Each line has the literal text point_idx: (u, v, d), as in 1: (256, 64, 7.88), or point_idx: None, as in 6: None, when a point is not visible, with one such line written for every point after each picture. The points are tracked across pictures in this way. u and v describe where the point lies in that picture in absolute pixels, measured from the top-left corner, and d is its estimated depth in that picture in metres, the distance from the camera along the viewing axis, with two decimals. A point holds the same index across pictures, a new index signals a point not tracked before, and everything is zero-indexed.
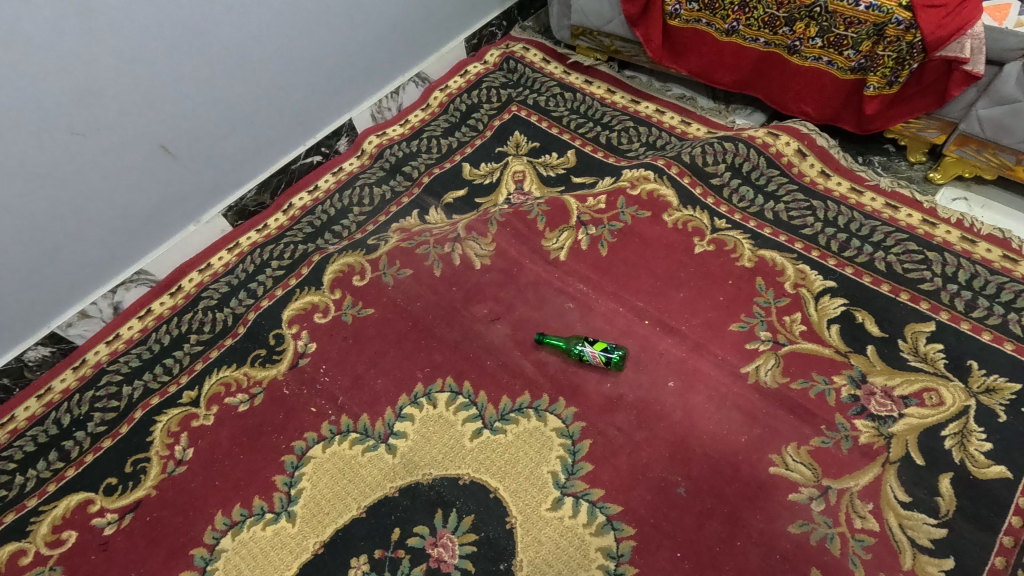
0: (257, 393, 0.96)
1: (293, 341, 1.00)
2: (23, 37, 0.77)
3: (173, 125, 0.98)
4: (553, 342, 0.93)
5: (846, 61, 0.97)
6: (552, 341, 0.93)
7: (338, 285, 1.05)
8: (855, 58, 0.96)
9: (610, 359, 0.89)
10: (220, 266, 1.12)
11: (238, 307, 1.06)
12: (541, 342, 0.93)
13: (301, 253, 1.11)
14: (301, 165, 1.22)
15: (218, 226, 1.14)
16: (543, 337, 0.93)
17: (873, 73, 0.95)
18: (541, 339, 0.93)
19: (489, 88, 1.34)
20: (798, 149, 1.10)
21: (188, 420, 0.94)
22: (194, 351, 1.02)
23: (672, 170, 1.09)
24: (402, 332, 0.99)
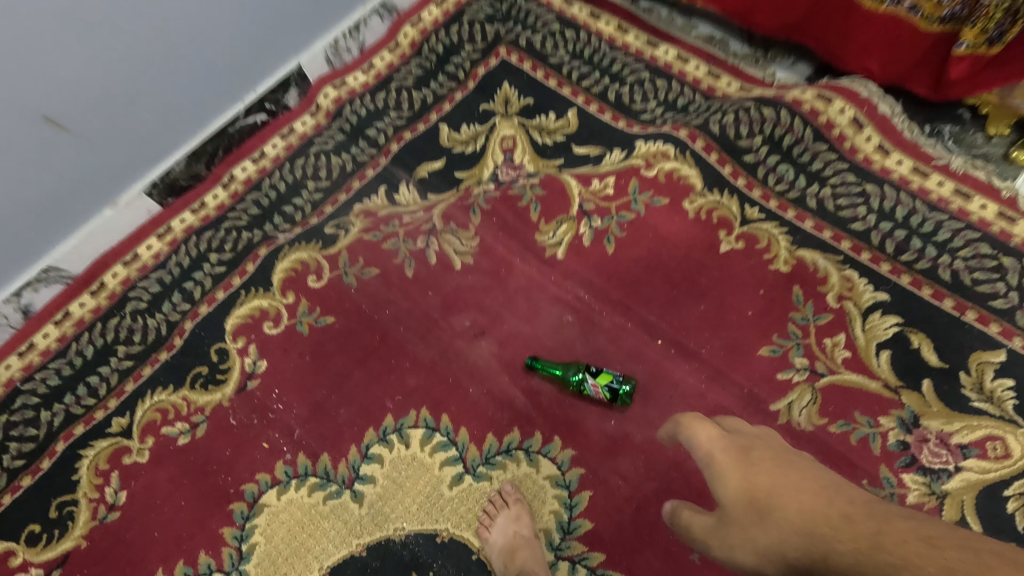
0: (199, 422, 0.81)
1: (239, 357, 0.85)
2: None
3: (59, 93, 0.75)
4: (548, 368, 0.77)
5: (935, 8, 0.74)
6: (547, 368, 0.77)
7: (290, 287, 0.88)
8: (948, 4, 0.73)
9: (617, 394, 0.74)
10: (149, 258, 0.92)
11: (172, 313, 0.88)
12: (534, 367, 0.77)
13: (245, 243, 0.91)
14: (242, 127, 0.99)
15: (143, 207, 0.94)
16: (537, 363, 0.77)
17: (969, 26, 0.73)
18: (534, 365, 0.77)
19: (472, 22, 1.06)
20: (855, 118, 0.86)
21: (119, 456, 0.80)
22: (123, 367, 0.86)
23: (697, 145, 0.89)
24: (369, 349, 0.83)
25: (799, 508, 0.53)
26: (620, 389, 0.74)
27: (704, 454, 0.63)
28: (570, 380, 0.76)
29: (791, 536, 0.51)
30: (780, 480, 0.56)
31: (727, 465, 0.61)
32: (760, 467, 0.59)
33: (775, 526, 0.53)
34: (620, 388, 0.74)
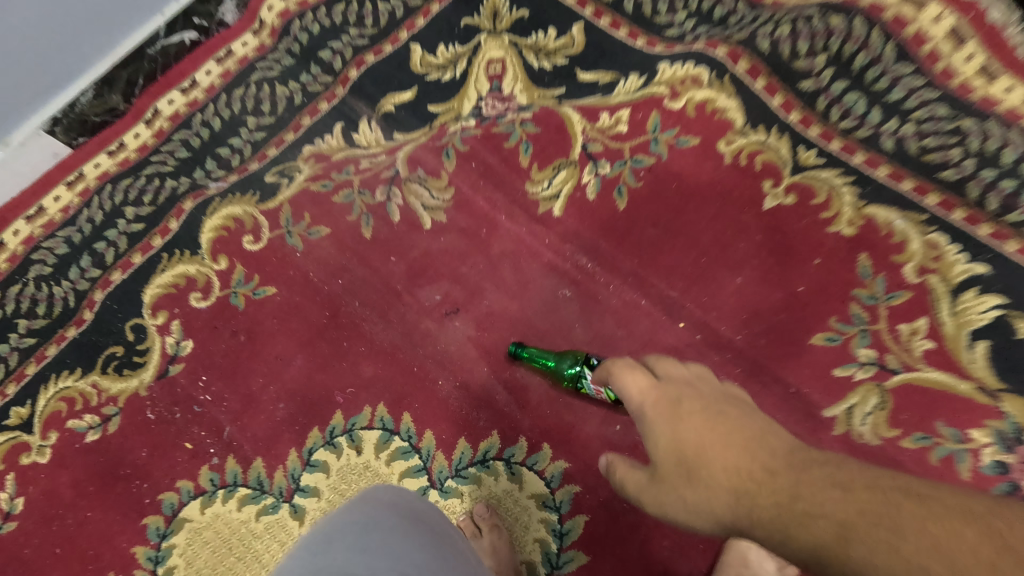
0: (111, 415, 0.67)
1: (160, 336, 0.69)
2: None
3: None
4: (536, 356, 0.62)
5: None
6: (534, 356, 0.62)
7: (222, 250, 0.71)
8: None
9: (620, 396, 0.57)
10: (56, 212, 0.73)
11: (81, 280, 0.72)
12: (517, 355, 0.62)
13: (168, 194, 0.74)
14: (164, 48, 0.81)
15: (47, 149, 0.76)
16: (520, 349, 0.62)
17: None
18: (516, 353, 0.62)
19: None
20: (954, 30, 0.61)
21: (15, 455, 0.66)
22: (25, 345, 0.69)
23: (738, 68, 0.67)
24: (317, 328, 0.67)
25: (732, 470, 0.36)
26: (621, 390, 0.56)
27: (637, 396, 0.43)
28: (565, 373, 0.60)
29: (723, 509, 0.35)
30: (719, 439, 0.37)
31: (657, 420, 0.41)
32: (689, 422, 0.39)
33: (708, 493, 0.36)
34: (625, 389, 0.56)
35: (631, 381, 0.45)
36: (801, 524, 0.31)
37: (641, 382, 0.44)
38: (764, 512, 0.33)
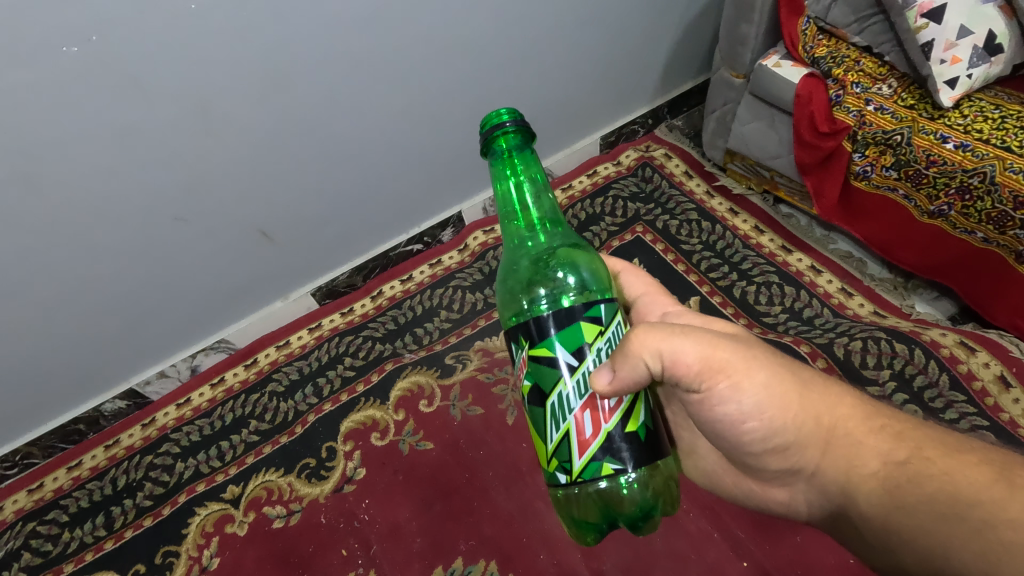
0: (295, 510, 0.89)
1: (344, 460, 0.93)
2: (142, 132, 0.75)
3: (274, 213, 0.95)
4: (495, 150, 0.54)
5: None
6: (509, 152, 0.54)
7: (403, 405, 0.97)
8: None
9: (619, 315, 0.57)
10: (296, 346, 1.08)
11: (302, 403, 1.00)
12: (505, 120, 0.52)
13: (376, 355, 1.04)
14: (400, 252, 1.16)
15: (305, 304, 1.12)
16: (512, 116, 0.52)
17: None
18: (512, 118, 0.52)
19: (616, 197, 1.17)
20: (1001, 376, 0.82)
21: (223, 523, 0.90)
22: (249, 441, 0.98)
23: (817, 364, 0.88)
24: (455, 484, 0.89)
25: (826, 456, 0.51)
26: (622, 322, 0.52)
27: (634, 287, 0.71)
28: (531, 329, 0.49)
29: (791, 428, 0.51)
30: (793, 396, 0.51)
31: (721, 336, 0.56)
32: (761, 355, 0.52)
33: (807, 447, 0.51)
34: (607, 323, 0.48)
35: (628, 288, 0.72)
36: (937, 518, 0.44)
37: (634, 285, 0.72)
38: (910, 506, 0.46)
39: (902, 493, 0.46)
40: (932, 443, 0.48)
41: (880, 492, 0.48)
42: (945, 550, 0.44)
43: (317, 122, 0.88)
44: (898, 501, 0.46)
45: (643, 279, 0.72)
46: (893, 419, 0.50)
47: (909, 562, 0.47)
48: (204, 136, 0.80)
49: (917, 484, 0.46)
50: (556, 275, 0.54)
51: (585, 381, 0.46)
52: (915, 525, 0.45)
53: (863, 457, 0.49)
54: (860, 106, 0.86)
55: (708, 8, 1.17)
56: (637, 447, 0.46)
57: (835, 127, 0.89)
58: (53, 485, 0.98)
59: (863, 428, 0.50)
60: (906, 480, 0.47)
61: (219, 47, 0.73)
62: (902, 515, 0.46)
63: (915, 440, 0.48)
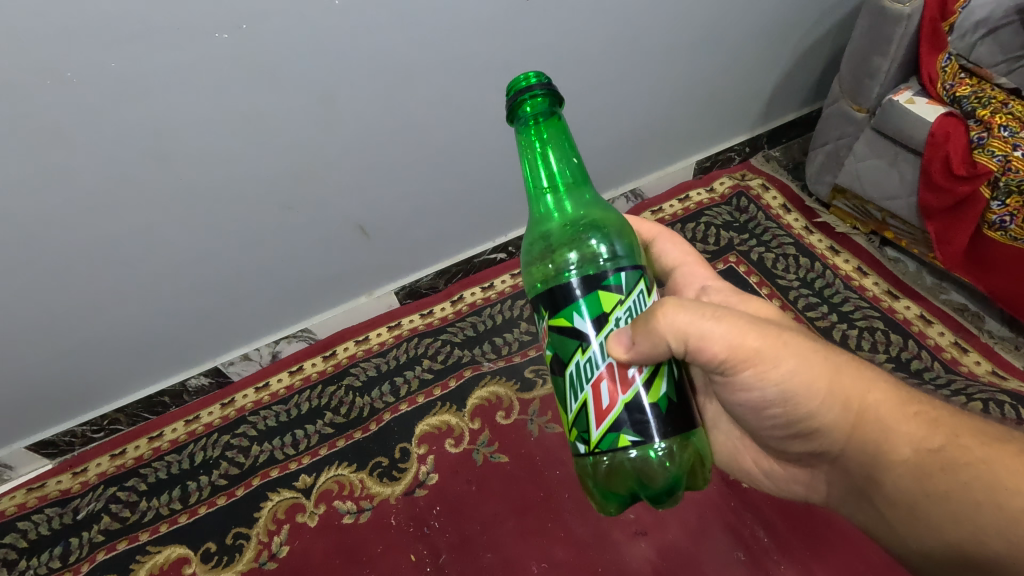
0: (365, 508, 0.89)
1: (417, 463, 0.92)
2: (269, 120, 0.77)
3: (374, 209, 0.96)
4: (520, 116, 0.52)
5: None
6: (537, 117, 0.52)
7: (479, 415, 0.96)
8: None
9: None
10: (375, 343, 1.08)
11: (378, 400, 1.00)
12: (532, 82, 0.50)
13: (454, 360, 1.03)
14: (483, 260, 1.16)
15: (387, 302, 1.13)
16: (538, 79, 0.50)
17: None
18: (540, 81, 0.50)
19: (708, 224, 1.14)
20: None
21: (294, 511, 0.90)
22: (324, 432, 0.98)
23: None
24: (530, 501, 0.86)
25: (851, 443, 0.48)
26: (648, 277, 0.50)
27: (672, 255, 0.68)
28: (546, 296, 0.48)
29: (817, 412, 0.48)
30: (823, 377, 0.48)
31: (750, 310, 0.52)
32: (792, 340, 0.49)
33: (835, 434, 0.48)
34: (629, 292, 0.46)
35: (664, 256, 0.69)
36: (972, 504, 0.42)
37: (672, 252, 0.69)
38: (940, 488, 0.43)
39: (930, 477, 0.44)
40: (968, 430, 0.45)
41: (911, 478, 0.45)
42: (980, 539, 0.41)
43: (429, 124, 0.88)
44: (930, 490, 0.44)
45: (682, 247, 0.68)
46: (927, 404, 0.47)
47: (933, 552, 0.45)
48: (324, 129, 0.81)
49: (955, 471, 0.43)
50: (587, 241, 0.52)
51: (603, 347, 0.45)
52: (947, 513, 0.43)
53: (893, 443, 0.46)
54: (1007, 151, 0.81)
55: (824, 38, 1.13)
56: (637, 419, 0.44)
57: (975, 172, 0.83)
58: (135, 453, 1.00)
59: (897, 413, 0.46)
60: (936, 463, 0.44)
61: (354, 44, 0.74)
62: (934, 500, 0.44)
63: (952, 429, 0.45)
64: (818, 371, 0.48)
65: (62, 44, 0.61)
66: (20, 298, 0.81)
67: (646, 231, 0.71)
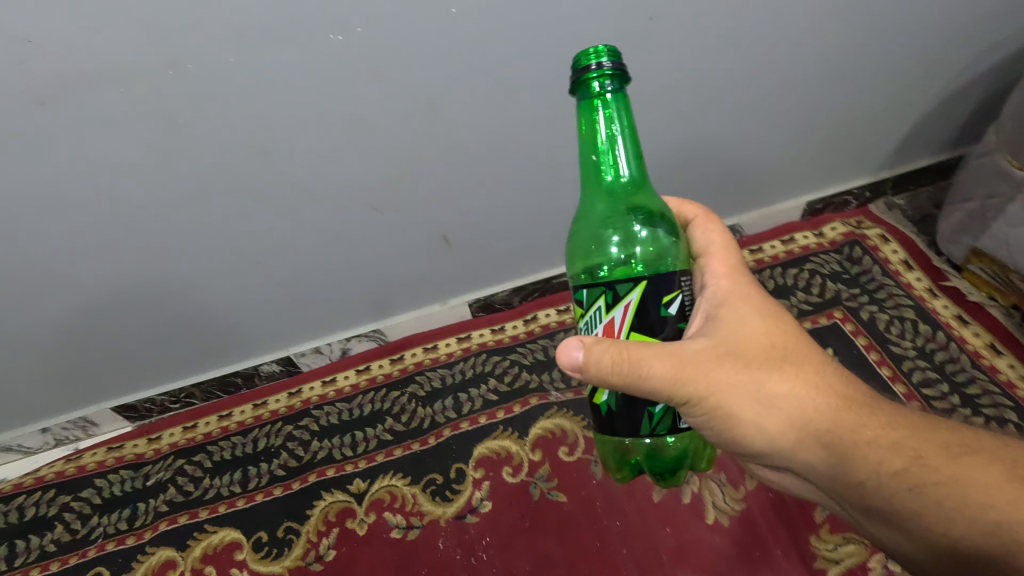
0: (414, 525, 0.87)
1: (472, 487, 0.89)
2: (368, 124, 0.76)
3: (461, 221, 0.94)
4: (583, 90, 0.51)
5: None
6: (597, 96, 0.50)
7: (541, 446, 0.91)
8: None
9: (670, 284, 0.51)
10: (443, 353, 1.06)
11: (440, 414, 0.98)
12: (596, 62, 0.48)
13: (520, 383, 0.99)
14: (562, 281, 1.13)
15: (459, 312, 1.12)
16: (608, 57, 0.48)
17: None
18: (611, 60, 0.48)
19: (813, 271, 1.04)
20: None
21: (345, 515, 0.89)
22: (383, 438, 0.97)
23: None
24: (585, 550, 0.81)
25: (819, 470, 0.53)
26: (618, 289, 0.50)
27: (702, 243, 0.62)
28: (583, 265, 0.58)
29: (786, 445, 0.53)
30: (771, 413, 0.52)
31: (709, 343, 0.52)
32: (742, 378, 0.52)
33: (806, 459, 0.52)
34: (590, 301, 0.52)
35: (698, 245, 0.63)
36: (943, 511, 0.48)
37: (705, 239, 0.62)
38: (908, 501, 0.49)
39: (899, 487, 0.49)
40: (937, 446, 0.50)
41: (886, 495, 0.50)
42: (955, 541, 0.47)
43: (527, 141, 0.85)
44: (900, 506, 0.49)
45: (713, 239, 0.61)
46: (896, 422, 0.51)
47: (912, 546, 0.51)
48: (422, 137, 0.80)
49: (920, 491, 0.49)
50: (633, 227, 0.54)
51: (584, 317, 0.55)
52: (918, 516, 0.49)
53: (857, 466, 0.50)
54: None
55: (978, 79, 0.99)
56: (617, 419, 0.54)
57: None
58: (204, 429, 1.04)
59: (862, 435, 0.50)
60: (906, 480, 0.49)
61: (461, 54, 0.71)
62: (910, 514, 0.49)
63: (915, 447, 0.50)
64: (781, 409, 0.52)
65: (188, 35, 0.62)
66: (123, 271, 0.85)
67: (686, 210, 0.64)
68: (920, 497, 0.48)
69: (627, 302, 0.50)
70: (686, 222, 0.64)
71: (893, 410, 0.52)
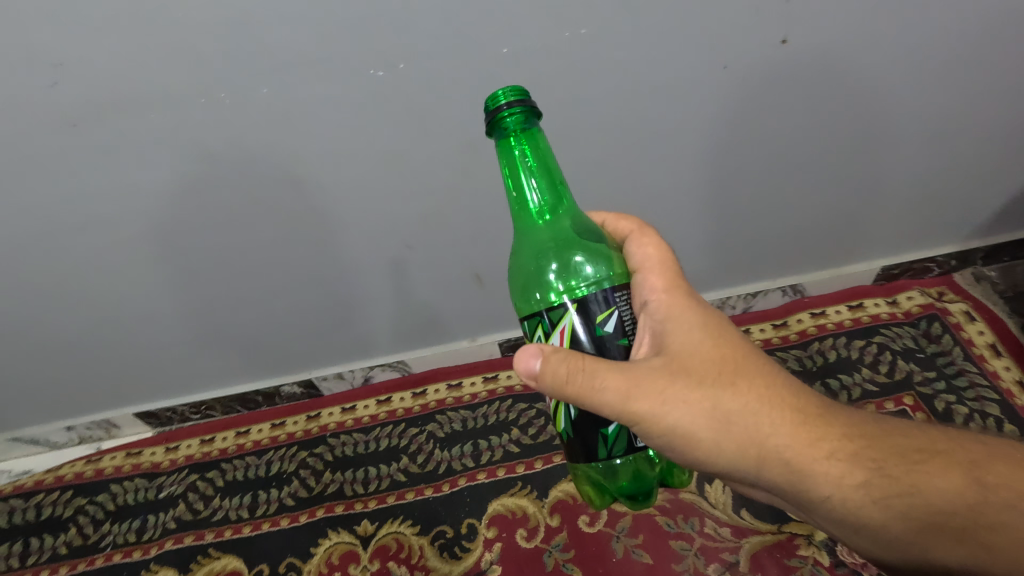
0: None
1: (482, 547, 0.83)
2: (406, 162, 0.71)
3: (498, 262, 0.89)
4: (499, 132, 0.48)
5: None
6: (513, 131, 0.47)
7: (560, 510, 0.84)
8: None
9: (600, 302, 0.45)
10: (467, 392, 1.02)
11: (456, 461, 0.93)
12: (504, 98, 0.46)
13: (544, 437, 0.93)
14: None
15: (487, 350, 1.08)
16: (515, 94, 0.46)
17: None
18: (517, 96, 0.45)
19: (882, 346, 0.93)
20: None
21: (347, 559, 0.85)
22: (396, 478, 0.93)
23: None
24: None
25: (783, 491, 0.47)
26: (550, 316, 0.46)
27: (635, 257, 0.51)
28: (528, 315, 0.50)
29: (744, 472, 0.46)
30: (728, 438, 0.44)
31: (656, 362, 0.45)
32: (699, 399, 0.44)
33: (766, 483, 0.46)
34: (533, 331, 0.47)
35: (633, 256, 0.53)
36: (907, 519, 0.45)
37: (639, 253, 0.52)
38: (875, 515, 0.45)
39: (865, 504, 0.45)
40: (900, 449, 0.46)
41: (853, 511, 0.45)
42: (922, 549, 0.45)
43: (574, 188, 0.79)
44: (867, 519, 0.45)
45: (653, 250, 0.51)
46: (862, 437, 0.46)
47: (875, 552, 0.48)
48: (462, 178, 0.75)
49: (886, 504, 0.44)
50: (575, 259, 0.48)
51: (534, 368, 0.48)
52: (883, 529, 0.46)
53: (819, 484, 0.45)
54: None
55: None
56: (575, 443, 0.49)
57: None
58: (221, 444, 1.02)
59: (828, 453, 0.45)
60: (873, 493, 0.45)
61: None
62: (876, 527, 0.46)
63: (875, 458, 0.45)
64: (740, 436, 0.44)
65: (221, 66, 0.58)
66: (151, 287, 0.83)
67: (620, 227, 0.55)
68: (886, 508, 0.45)
69: (563, 329, 0.45)
70: (623, 238, 0.55)
71: (849, 419, 0.47)
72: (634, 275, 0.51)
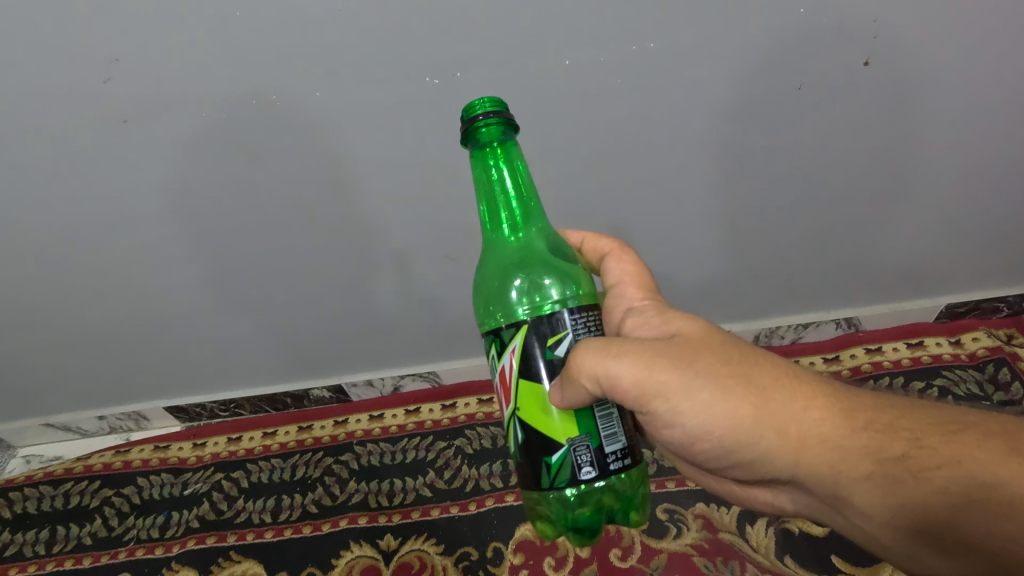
0: None
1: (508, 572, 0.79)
2: (454, 173, 0.69)
3: None
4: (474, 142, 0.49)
5: None
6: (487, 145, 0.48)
7: (590, 540, 0.80)
8: None
9: (554, 324, 0.45)
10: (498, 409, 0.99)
11: (485, 479, 0.90)
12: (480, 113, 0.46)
13: None
14: None
15: None
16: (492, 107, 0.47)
17: None
18: (492, 110, 0.46)
19: (943, 389, 0.87)
20: None
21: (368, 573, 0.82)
22: (422, 493, 0.90)
23: None
24: None
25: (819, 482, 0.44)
26: (503, 336, 0.45)
27: (615, 276, 0.56)
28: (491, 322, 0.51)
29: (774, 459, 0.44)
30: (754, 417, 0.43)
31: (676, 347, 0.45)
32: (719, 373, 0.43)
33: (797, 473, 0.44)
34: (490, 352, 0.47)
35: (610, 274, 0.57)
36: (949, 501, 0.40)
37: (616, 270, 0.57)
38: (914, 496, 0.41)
39: (901, 484, 0.41)
40: (930, 426, 0.43)
41: (885, 491, 0.42)
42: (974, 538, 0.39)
43: (625, 207, 0.75)
44: (905, 501, 0.41)
45: (629, 265, 0.56)
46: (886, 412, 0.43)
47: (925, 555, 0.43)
48: None
49: (926, 478, 0.41)
50: (538, 279, 0.48)
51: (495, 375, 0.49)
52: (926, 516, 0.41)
53: (853, 462, 0.42)
54: None
55: None
56: (524, 465, 0.46)
57: None
58: (247, 445, 1.02)
59: (849, 427, 0.43)
60: (909, 470, 0.41)
61: (567, 110, 0.63)
62: (914, 512, 0.41)
63: (910, 429, 0.43)
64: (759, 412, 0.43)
65: (275, 68, 0.57)
66: (188, 285, 0.83)
67: (600, 244, 0.58)
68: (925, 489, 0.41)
69: (513, 349, 0.45)
70: (602, 256, 0.58)
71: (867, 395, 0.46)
72: (613, 289, 0.56)
